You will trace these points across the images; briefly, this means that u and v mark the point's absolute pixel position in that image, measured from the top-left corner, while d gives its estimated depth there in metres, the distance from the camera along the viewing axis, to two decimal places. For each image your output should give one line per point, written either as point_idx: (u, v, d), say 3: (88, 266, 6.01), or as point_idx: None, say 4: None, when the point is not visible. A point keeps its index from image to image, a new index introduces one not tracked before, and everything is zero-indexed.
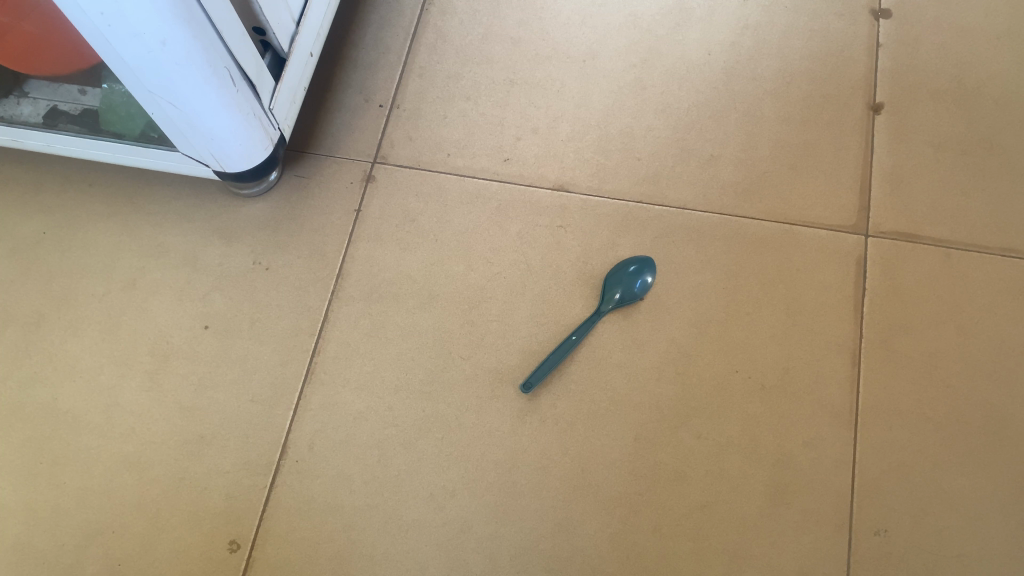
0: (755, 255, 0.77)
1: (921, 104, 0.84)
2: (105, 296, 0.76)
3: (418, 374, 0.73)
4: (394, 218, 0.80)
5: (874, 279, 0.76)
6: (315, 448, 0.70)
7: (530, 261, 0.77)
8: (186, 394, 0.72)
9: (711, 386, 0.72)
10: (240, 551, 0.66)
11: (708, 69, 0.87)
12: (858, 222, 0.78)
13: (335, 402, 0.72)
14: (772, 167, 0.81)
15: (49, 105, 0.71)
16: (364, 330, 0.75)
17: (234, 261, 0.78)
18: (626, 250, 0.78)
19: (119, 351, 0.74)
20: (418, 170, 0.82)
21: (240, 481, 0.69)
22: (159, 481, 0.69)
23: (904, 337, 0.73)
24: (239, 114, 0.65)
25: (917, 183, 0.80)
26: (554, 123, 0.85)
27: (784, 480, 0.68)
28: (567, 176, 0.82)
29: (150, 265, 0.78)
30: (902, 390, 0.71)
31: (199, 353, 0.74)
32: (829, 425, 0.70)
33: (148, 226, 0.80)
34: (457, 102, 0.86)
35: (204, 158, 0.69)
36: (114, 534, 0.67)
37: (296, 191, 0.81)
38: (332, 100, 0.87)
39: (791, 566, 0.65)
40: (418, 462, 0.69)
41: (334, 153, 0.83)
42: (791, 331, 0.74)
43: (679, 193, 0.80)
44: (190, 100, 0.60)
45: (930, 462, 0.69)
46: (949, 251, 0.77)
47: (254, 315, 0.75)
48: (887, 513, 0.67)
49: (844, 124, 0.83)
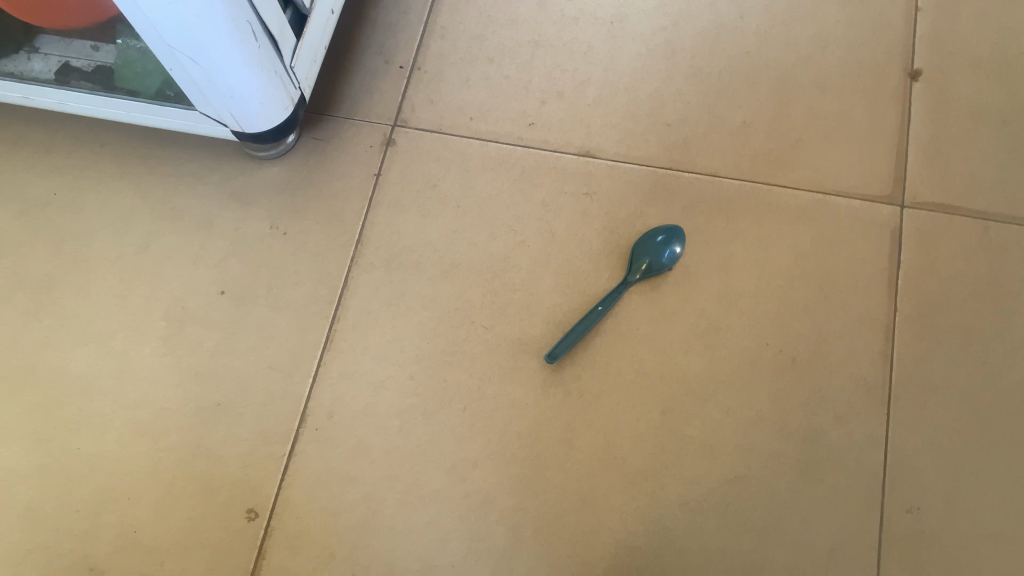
0: (787, 226, 0.75)
1: (960, 73, 0.81)
2: (117, 260, 0.74)
3: (440, 343, 0.71)
4: (415, 183, 0.78)
5: (909, 252, 0.73)
6: (334, 417, 0.68)
7: (555, 229, 0.75)
8: (202, 361, 0.70)
9: (741, 359, 0.70)
10: (257, 520, 0.65)
11: (741, 33, 0.84)
12: (893, 192, 0.76)
13: (354, 370, 0.70)
14: (805, 136, 0.79)
15: (61, 61, 0.69)
16: (385, 298, 0.73)
17: (251, 225, 0.76)
18: (654, 219, 0.75)
19: (131, 316, 0.72)
20: (441, 134, 0.80)
21: (257, 449, 0.67)
22: (174, 448, 0.67)
23: (939, 311, 0.71)
24: (261, 72, 0.63)
25: (955, 154, 0.77)
26: (581, 88, 0.82)
27: (814, 455, 0.67)
28: (593, 142, 0.79)
29: (163, 229, 0.76)
30: (936, 365, 0.69)
31: (215, 318, 0.72)
32: (861, 400, 0.68)
33: (162, 188, 0.78)
34: (481, 65, 0.84)
35: (223, 119, 0.67)
36: (128, 502, 0.66)
37: (314, 154, 0.79)
38: (352, 61, 0.84)
39: (822, 543, 0.64)
40: (440, 433, 0.68)
41: (352, 116, 0.81)
42: (823, 303, 0.72)
43: (710, 161, 0.78)
44: (212, 56, 0.58)
45: (964, 439, 0.67)
46: (987, 223, 0.74)
47: (271, 281, 0.74)
48: (920, 490, 0.66)
49: (880, 92, 0.80)
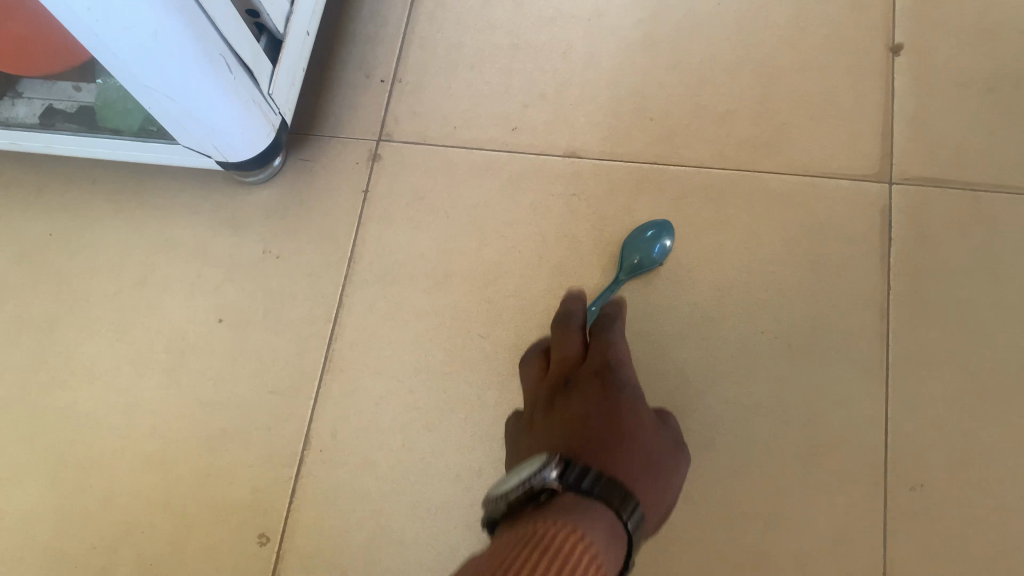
0: (776, 210, 0.75)
1: (943, 43, 0.80)
2: (116, 296, 0.75)
3: (438, 354, 0.72)
4: (403, 196, 0.78)
5: (901, 228, 0.73)
6: (338, 435, 0.69)
7: (545, 232, 0.76)
8: (205, 390, 0.72)
9: (737, 349, 0.70)
10: (269, 544, 0.66)
11: (719, 20, 0.84)
12: (881, 169, 0.75)
13: (355, 388, 0.71)
14: (789, 119, 0.78)
15: (44, 104, 0.70)
16: (381, 313, 0.74)
17: (245, 251, 0.77)
18: (643, 215, 0.76)
19: (133, 350, 0.73)
20: (426, 145, 0.80)
21: (265, 473, 0.68)
22: (183, 478, 0.69)
23: (934, 286, 0.71)
24: (239, 102, 0.64)
25: (942, 125, 0.76)
26: (562, 88, 0.82)
27: (816, 440, 0.67)
28: (577, 142, 0.79)
29: (159, 261, 0.77)
30: (933, 340, 0.69)
31: (215, 346, 0.73)
32: (860, 381, 0.68)
33: (155, 221, 0.79)
34: (461, 74, 0.84)
35: (206, 150, 0.68)
36: (143, 534, 0.67)
37: (301, 175, 0.80)
38: (333, 78, 0.84)
39: (828, 527, 0.65)
40: (443, 444, 0.69)
41: (337, 134, 0.82)
42: (817, 286, 0.72)
43: (695, 152, 0.78)
44: (187, 91, 0.59)
45: (965, 413, 0.67)
46: (977, 193, 0.73)
47: (268, 305, 0.74)
48: (924, 467, 0.65)
49: (863, 69, 0.80)
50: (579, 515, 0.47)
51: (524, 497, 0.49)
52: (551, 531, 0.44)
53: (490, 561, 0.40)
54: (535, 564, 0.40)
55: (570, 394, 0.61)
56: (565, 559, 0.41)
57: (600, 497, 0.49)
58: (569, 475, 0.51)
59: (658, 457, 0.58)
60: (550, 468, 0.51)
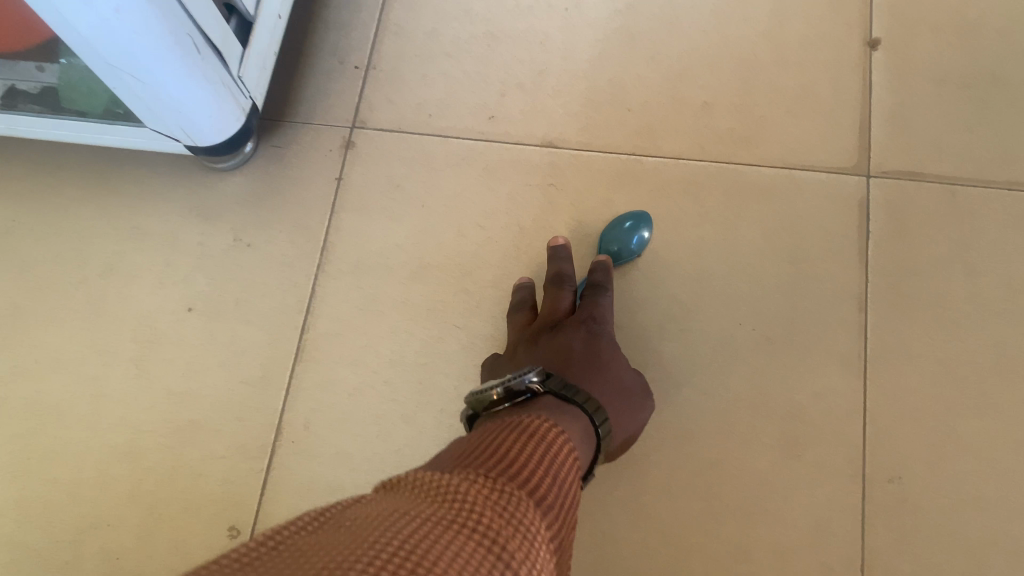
0: (755, 203, 0.74)
1: (922, 38, 0.80)
2: (83, 284, 0.73)
3: (413, 346, 0.71)
4: (378, 185, 0.77)
5: (879, 222, 0.73)
6: (311, 427, 0.68)
7: (522, 223, 0.75)
8: (175, 380, 0.70)
9: (716, 342, 0.70)
10: (240, 536, 0.65)
11: (698, 12, 0.82)
12: (859, 163, 0.75)
13: (329, 380, 0.70)
14: (769, 112, 0.78)
15: (5, 84, 0.66)
16: (355, 304, 0.72)
17: (215, 239, 0.75)
18: (622, 206, 0.75)
19: (101, 340, 0.71)
20: (401, 133, 0.79)
21: (236, 466, 0.67)
22: (153, 470, 0.67)
23: (912, 280, 0.71)
24: (207, 84, 0.62)
25: (919, 121, 0.76)
26: (540, 77, 0.80)
27: (794, 433, 0.67)
28: (555, 133, 0.78)
29: (127, 248, 0.75)
30: (911, 334, 0.69)
31: (186, 336, 0.71)
32: (839, 375, 0.68)
33: (122, 206, 0.76)
34: (437, 61, 0.82)
35: (174, 134, 0.66)
36: (111, 527, 0.66)
37: (273, 162, 0.78)
38: (305, 64, 0.82)
39: (806, 520, 0.64)
40: (419, 437, 0.67)
41: (310, 120, 0.79)
42: (796, 280, 0.71)
43: (674, 144, 0.77)
44: (154, 72, 0.57)
45: (942, 406, 0.67)
46: (955, 188, 0.74)
47: (240, 294, 0.73)
48: (902, 460, 0.66)
49: (841, 63, 0.79)
50: (562, 411, 0.49)
51: (505, 400, 0.49)
52: (528, 419, 0.44)
53: (469, 445, 0.40)
54: (513, 445, 0.40)
55: (554, 331, 0.64)
56: (542, 442, 0.42)
57: (578, 405, 0.51)
58: (549, 383, 0.52)
59: (628, 385, 0.62)
60: (529, 372, 0.52)
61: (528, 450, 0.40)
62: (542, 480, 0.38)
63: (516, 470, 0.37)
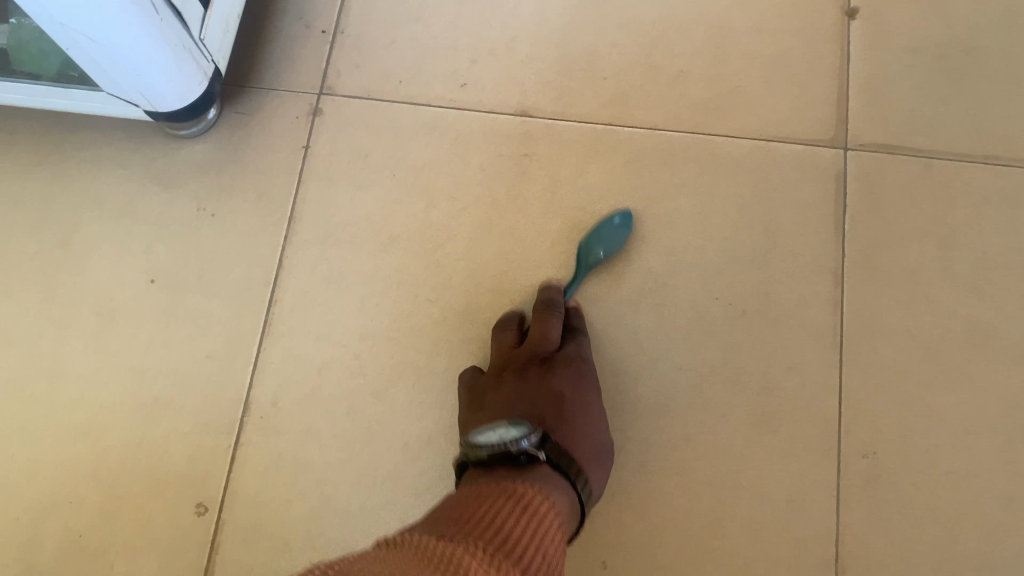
0: (731, 176, 0.73)
1: (898, 7, 0.79)
2: (37, 255, 0.71)
3: (384, 320, 0.69)
4: (346, 154, 0.74)
5: (855, 195, 0.72)
6: (279, 403, 0.66)
7: (495, 194, 0.73)
8: (136, 356, 0.68)
9: (691, 315, 0.69)
10: (208, 515, 0.64)
11: None
12: (836, 135, 0.74)
13: (296, 354, 0.68)
14: (745, 82, 0.76)
15: None
16: (323, 277, 0.70)
17: (176, 209, 0.72)
18: (596, 178, 0.73)
19: (57, 313, 0.69)
20: (369, 101, 0.76)
21: (201, 443, 0.65)
22: (114, 448, 0.65)
23: (886, 253, 0.71)
24: (167, 46, 0.59)
25: (895, 92, 0.76)
26: (512, 43, 0.78)
27: (768, 407, 0.67)
28: (528, 101, 0.76)
29: (82, 218, 0.72)
30: (884, 308, 0.69)
31: (146, 309, 0.69)
32: (812, 348, 0.68)
33: (76, 174, 0.73)
34: (406, 25, 0.79)
35: (133, 98, 0.63)
36: (72, 505, 0.64)
37: (237, 129, 0.75)
38: (269, 27, 0.79)
39: (779, 493, 0.65)
40: (390, 412, 0.66)
41: (275, 87, 0.77)
42: (771, 254, 0.71)
43: (649, 114, 0.76)
44: (110, 32, 0.54)
45: (914, 380, 0.67)
46: (929, 161, 0.73)
47: (202, 266, 0.70)
48: (874, 434, 0.66)
49: (818, 32, 0.78)
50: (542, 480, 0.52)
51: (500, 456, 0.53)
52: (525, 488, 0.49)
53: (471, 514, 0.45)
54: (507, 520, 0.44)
55: (543, 374, 0.63)
56: (534, 515, 0.47)
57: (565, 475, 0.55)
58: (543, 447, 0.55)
59: (604, 449, 0.61)
60: (528, 432, 0.55)
61: (521, 533, 0.44)
62: (529, 560, 0.42)
63: (509, 550, 0.41)
